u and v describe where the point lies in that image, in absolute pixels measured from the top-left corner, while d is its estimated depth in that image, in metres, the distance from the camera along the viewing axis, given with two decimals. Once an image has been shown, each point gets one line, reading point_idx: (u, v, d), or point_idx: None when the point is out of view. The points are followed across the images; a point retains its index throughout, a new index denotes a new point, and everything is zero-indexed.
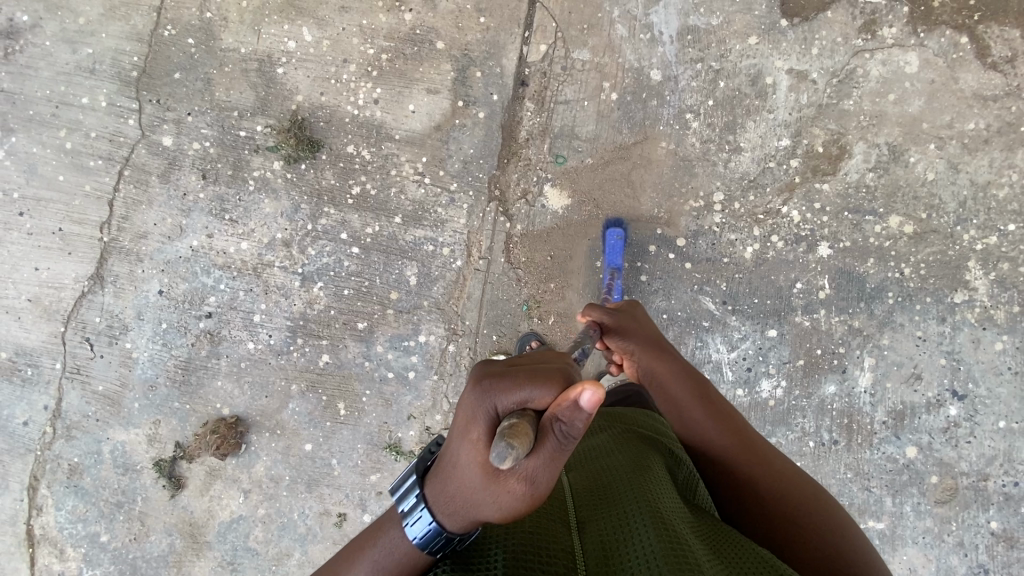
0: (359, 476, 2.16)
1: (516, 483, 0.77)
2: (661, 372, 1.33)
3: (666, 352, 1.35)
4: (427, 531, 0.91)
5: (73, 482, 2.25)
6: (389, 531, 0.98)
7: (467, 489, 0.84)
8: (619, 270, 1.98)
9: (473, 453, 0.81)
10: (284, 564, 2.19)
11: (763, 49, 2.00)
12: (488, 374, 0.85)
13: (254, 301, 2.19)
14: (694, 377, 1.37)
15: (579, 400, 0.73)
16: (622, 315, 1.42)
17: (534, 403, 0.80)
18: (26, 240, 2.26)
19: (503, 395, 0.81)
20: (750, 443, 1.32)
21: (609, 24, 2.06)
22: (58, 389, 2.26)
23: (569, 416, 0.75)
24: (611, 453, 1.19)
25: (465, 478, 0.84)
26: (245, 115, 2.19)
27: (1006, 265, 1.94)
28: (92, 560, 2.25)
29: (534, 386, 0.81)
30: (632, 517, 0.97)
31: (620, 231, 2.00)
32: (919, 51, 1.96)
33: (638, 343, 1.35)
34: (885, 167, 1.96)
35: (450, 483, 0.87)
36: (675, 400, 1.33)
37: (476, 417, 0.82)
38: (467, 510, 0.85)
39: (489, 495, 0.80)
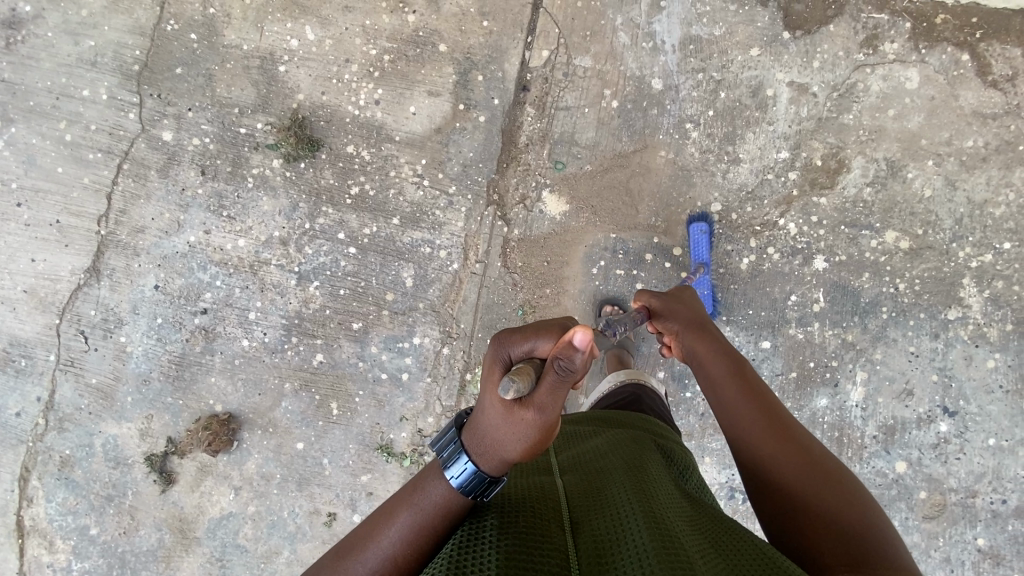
0: (350, 476, 2.17)
1: (529, 414, 0.93)
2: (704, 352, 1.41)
3: (710, 334, 1.44)
4: (464, 475, 1.03)
5: (65, 474, 2.25)
6: (427, 482, 1.07)
7: (491, 428, 0.99)
8: (706, 263, 1.95)
9: (494, 394, 0.98)
10: (273, 562, 2.19)
11: (765, 60, 2.01)
12: (504, 334, 1.05)
13: (250, 299, 2.19)
14: (740, 364, 1.39)
15: (570, 340, 0.87)
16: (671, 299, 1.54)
17: (539, 350, 0.99)
18: (23, 231, 2.26)
19: (515, 346, 1.01)
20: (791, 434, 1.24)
21: (612, 32, 2.06)
22: (51, 380, 2.25)
23: (567, 353, 0.88)
24: (605, 456, 1.21)
25: (489, 419, 0.99)
26: (246, 112, 2.19)
27: (1001, 283, 1.94)
28: (81, 553, 2.25)
29: (539, 338, 0.99)
30: (626, 516, 0.96)
31: (706, 226, 1.97)
32: (920, 68, 1.96)
33: (684, 323, 1.46)
34: (882, 182, 1.97)
35: (478, 428, 1.02)
36: (715, 380, 1.37)
37: (496, 364, 1.01)
38: (492, 448, 1.00)
39: (508, 428, 0.96)
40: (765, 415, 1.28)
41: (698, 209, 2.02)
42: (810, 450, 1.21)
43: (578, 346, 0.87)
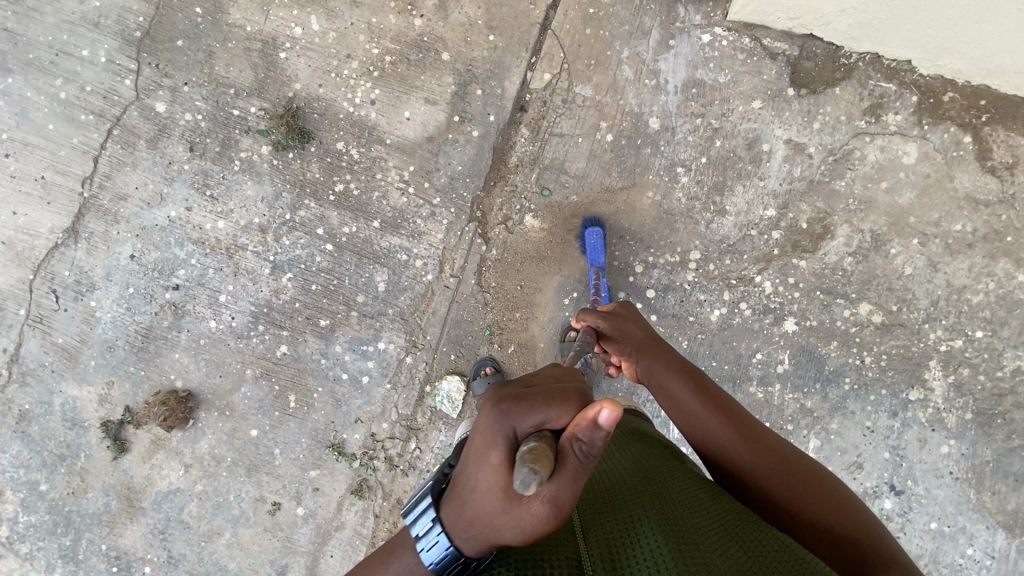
0: (299, 469, 2.18)
1: (540, 505, 0.74)
2: (667, 377, 1.24)
3: (665, 353, 1.27)
4: (443, 555, 0.87)
5: (21, 428, 2.26)
6: (404, 556, 0.95)
7: (485, 514, 0.80)
8: (602, 269, 1.94)
9: (492, 475, 0.78)
10: (213, 542, 2.22)
11: (766, 115, 1.98)
12: (503, 397, 0.82)
13: (222, 281, 2.19)
14: (701, 379, 1.25)
15: (596, 420, 0.71)
16: (617, 317, 1.34)
17: (551, 424, 0.79)
18: (8, 182, 2.25)
19: (522, 417, 0.79)
20: (779, 451, 1.19)
21: (617, 64, 2.03)
22: (18, 334, 2.25)
23: (588, 435, 0.72)
24: (611, 456, 1.21)
25: (484, 504, 0.80)
26: (241, 94, 2.17)
27: (966, 371, 1.93)
28: (28, 507, 2.26)
29: (550, 407, 0.79)
30: (641, 515, 1.00)
31: (599, 230, 1.96)
32: (919, 143, 1.94)
33: (635, 346, 1.27)
34: (864, 254, 1.95)
35: (469, 508, 0.83)
36: (686, 410, 1.22)
37: (493, 440, 0.79)
38: (486, 534, 0.81)
39: (511, 520, 0.77)
40: (747, 440, 1.18)
41: (673, 219, 2.01)
42: (800, 463, 1.18)
43: (605, 429, 0.71)
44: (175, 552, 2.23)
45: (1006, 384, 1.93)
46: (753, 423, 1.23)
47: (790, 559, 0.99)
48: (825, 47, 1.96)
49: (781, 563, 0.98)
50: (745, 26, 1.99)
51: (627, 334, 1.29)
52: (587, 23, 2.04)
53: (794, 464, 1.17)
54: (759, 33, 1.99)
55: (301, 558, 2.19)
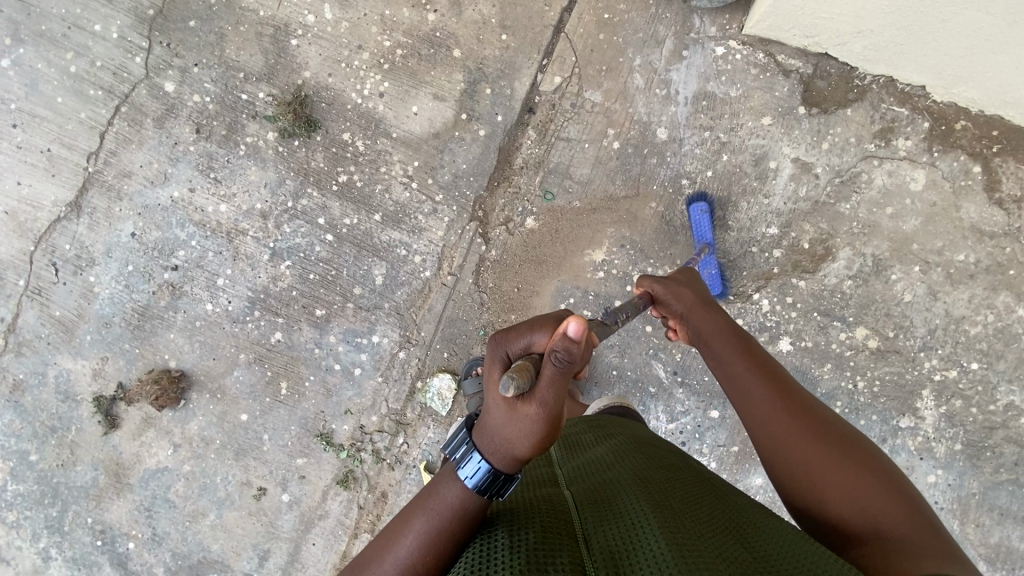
0: (287, 456, 2.20)
1: (531, 409, 0.87)
2: (717, 339, 1.36)
3: (717, 314, 1.40)
4: (475, 474, 0.99)
5: (14, 397, 2.28)
6: (442, 486, 1.05)
7: (497, 427, 0.95)
8: (711, 245, 1.93)
9: (495, 392, 0.94)
10: (197, 523, 2.23)
11: (775, 132, 1.97)
12: (502, 331, 1.00)
13: (221, 265, 2.20)
14: (753, 348, 1.33)
15: (564, 332, 0.80)
16: (674, 282, 1.50)
17: (537, 345, 0.94)
18: (14, 152, 2.25)
19: (513, 343, 0.96)
20: (826, 422, 1.19)
21: (628, 71, 2.02)
22: (16, 304, 2.26)
23: (563, 348, 0.82)
24: (611, 468, 1.22)
25: (494, 419, 0.95)
26: (250, 79, 2.16)
27: (959, 402, 1.93)
28: (17, 476, 2.28)
29: (535, 332, 0.95)
30: (641, 523, 0.98)
31: (706, 206, 1.94)
32: (927, 170, 1.92)
33: (687, 306, 1.43)
34: (864, 278, 1.94)
35: (485, 426, 0.98)
36: (733, 370, 1.30)
37: (494, 363, 0.96)
38: (500, 446, 0.96)
39: (515, 426, 0.92)
40: (787, 405, 1.21)
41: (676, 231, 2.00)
42: (846, 436, 1.17)
43: (572, 339, 0.80)
44: (159, 530, 2.24)
45: (998, 418, 1.92)
46: (803, 396, 1.24)
47: (796, 558, 0.95)
48: (840, 67, 1.95)
49: (785, 562, 0.95)
50: (760, 41, 1.97)
51: (681, 299, 1.45)
52: (601, 28, 2.03)
53: (838, 436, 1.16)
54: (774, 48, 1.97)
55: (283, 544, 2.21)
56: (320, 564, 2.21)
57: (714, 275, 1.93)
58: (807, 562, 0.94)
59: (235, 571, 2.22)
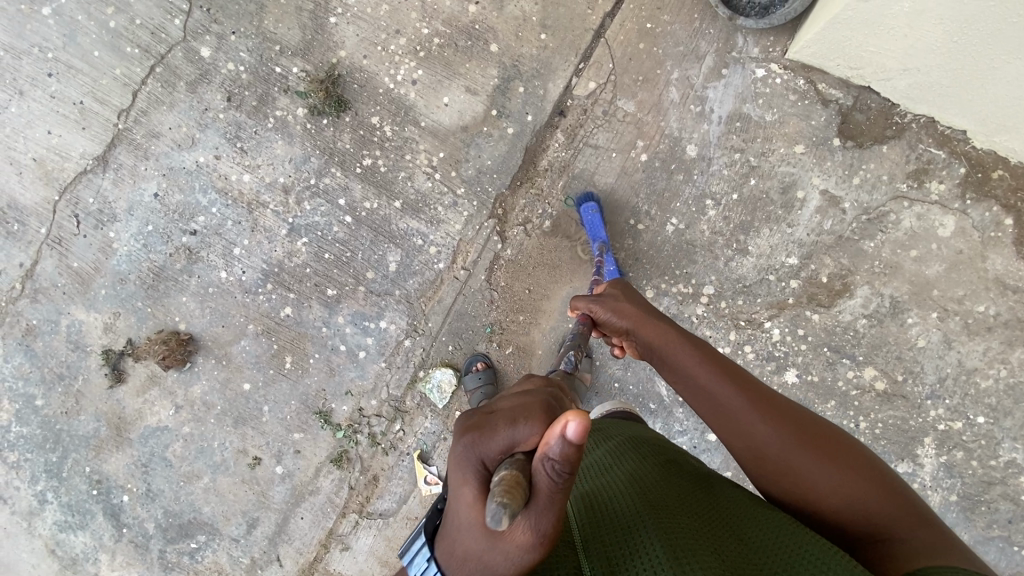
0: (284, 430, 2.22)
1: (522, 534, 0.73)
2: (678, 356, 1.23)
3: (666, 325, 1.28)
4: None
5: (26, 342, 2.32)
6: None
7: (471, 551, 0.79)
8: (606, 243, 1.94)
9: (471, 513, 0.76)
10: (191, 484, 2.28)
11: (806, 161, 1.94)
12: (469, 427, 0.80)
13: (239, 235, 2.22)
14: (717, 357, 1.23)
15: (562, 435, 0.68)
16: (611, 298, 1.38)
17: (522, 447, 0.75)
18: (47, 101, 2.27)
19: (489, 445, 0.77)
20: (808, 422, 1.16)
21: (665, 84, 1.99)
22: (36, 252, 2.30)
23: (555, 456, 0.69)
24: (606, 470, 1.20)
25: (467, 542, 0.79)
26: (286, 52, 2.17)
27: (960, 453, 1.91)
28: (22, 418, 2.33)
29: (517, 430, 0.76)
30: (636, 528, 1.00)
31: (596, 205, 1.95)
32: (958, 217, 1.89)
33: (633, 321, 1.31)
34: (879, 318, 1.92)
35: (456, 546, 0.81)
36: (703, 389, 1.19)
37: (467, 476, 0.77)
38: (476, 571, 0.79)
39: (498, 551, 0.75)
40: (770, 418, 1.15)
41: (695, 250, 1.98)
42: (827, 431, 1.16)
43: (571, 442, 0.68)
44: (154, 487, 2.29)
45: (998, 474, 1.90)
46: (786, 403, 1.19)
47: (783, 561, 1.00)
48: (881, 102, 1.91)
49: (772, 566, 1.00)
50: (802, 67, 1.94)
51: (622, 314, 1.33)
52: (642, 37, 2.00)
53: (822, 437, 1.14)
54: (815, 76, 1.94)
55: (272, 515, 2.25)
56: (307, 538, 2.25)
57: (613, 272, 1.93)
58: (797, 556, 1.01)
59: (223, 535, 2.27)
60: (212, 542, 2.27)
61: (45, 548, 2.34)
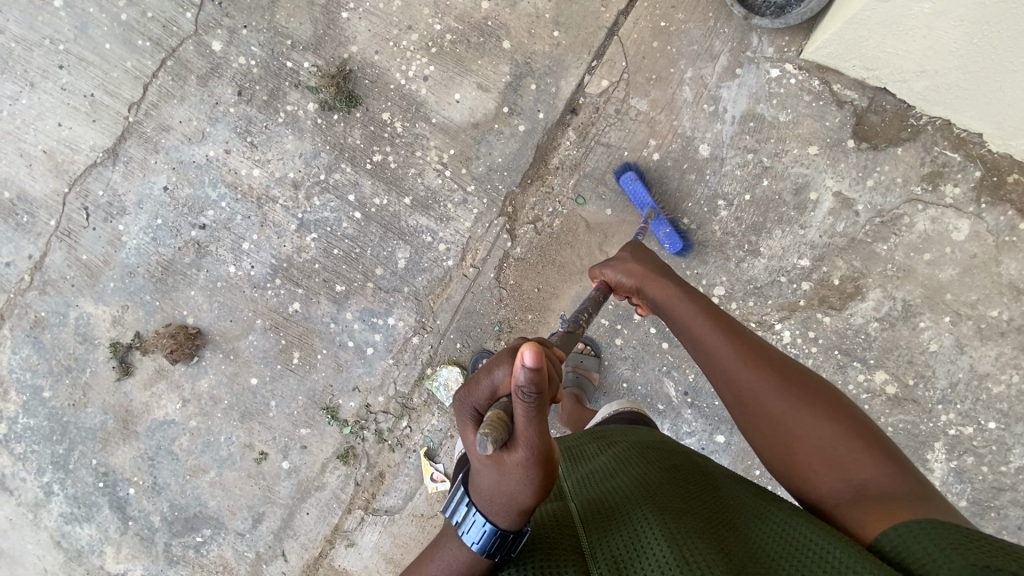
0: (291, 425, 2.22)
1: (518, 457, 0.79)
2: (679, 311, 1.27)
3: (669, 280, 1.33)
4: (483, 534, 0.88)
5: (35, 333, 2.32)
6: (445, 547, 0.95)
7: (492, 486, 0.84)
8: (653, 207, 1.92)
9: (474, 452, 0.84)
10: (197, 478, 2.28)
11: (820, 162, 1.93)
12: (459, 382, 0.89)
13: (248, 229, 2.21)
14: (716, 312, 1.26)
15: (520, 364, 0.73)
16: (621, 260, 1.43)
17: (502, 385, 0.83)
18: (57, 93, 2.27)
19: (474, 393, 0.85)
20: (808, 383, 1.14)
21: (678, 83, 1.98)
22: (45, 244, 2.30)
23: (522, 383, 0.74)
24: (612, 477, 1.20)
25: (484, 480, 0.85)
26: (297, 47, 2.16)
27: (970, 458, 1.90)
28: (29, 410, 2.34)
29: (494, 372, 0.83)
30: (643, 531, 0.98)
31: (635, 174, 1.94)
32: (972, 221, 1.88)
33: (639, 278, 1.37)
34: (891, 322, 1.91)
35: (479, 488, 0.87)
36: (698, 341, 1.23)
37: (466, 422, 0.85)
38: (503, 503, 0.84)
39: (507, 479, 0.81)
40: (763, 371, 1.15)
41: (707, 250, 1.97)
42: (823, 394, 1.13)
43: (530, 367, 0.73)
44: (160, 480, 2.29)
45: (1008, 480, 1.89)
46: (777, 359, 1.18)
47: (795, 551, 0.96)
48: (896, 103, 1.90)
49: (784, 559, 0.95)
50: (817, 67, 1.92)
51: (630, 274, 1.38)
52: (655, 36, 1.99)
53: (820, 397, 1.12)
54: (830, 77, 1.92)
55: (278, 510, 2.25)
56: (312, 533, 2.25)
57: (669, 235, 1.91)
58: (807, 544, 0.96)
59: (229, 529, 2.27)
60: (217, 536, 2.28)
61: (51, 539, 2.34)
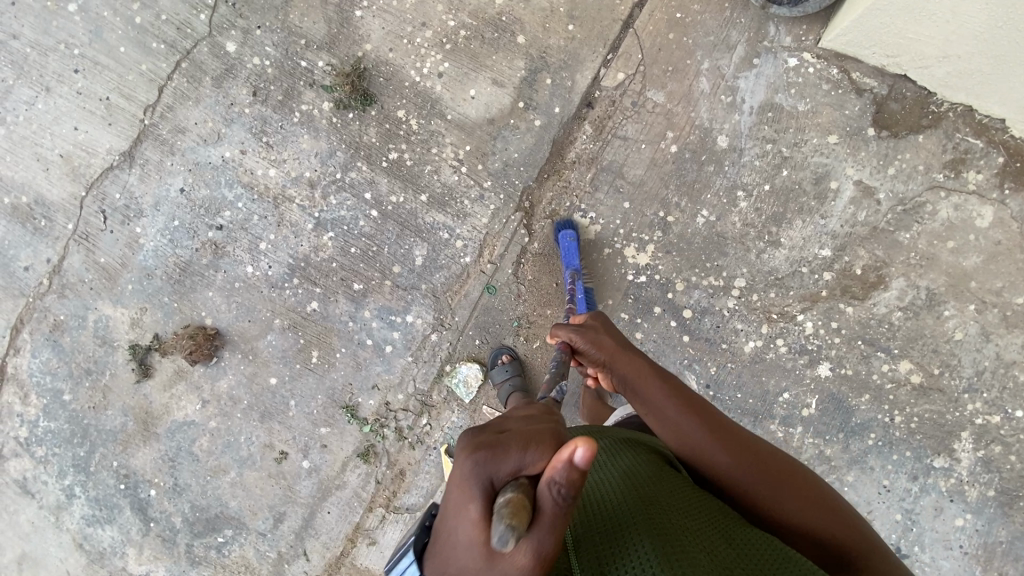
0: (311, 424, 2.22)
1: (522, 557, 0.71)
2: (655, 393, 1.20)
3: (638, 354, 1.26)
4: None
5: (54, 337, 2.34)
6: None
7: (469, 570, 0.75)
8: (578, 271, 1.93)
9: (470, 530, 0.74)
10: (218, 479, 2.28)
11: (839, 151, 1.92)
12: (476, 442, 0.79)
13: (264, 229, 2.22)
14: (686, 392, 1.22)
15: (571, 459, 0.70)
16: (588, 329, 1.33)
17: (528, 470, 0.75)
18: (73, 97, 2.28)
19: (496, 464, 0.76)
20: (778, 464, 1.16)
21: (695, 74, 1.97)
22: (63, 247, 2.31)
23: (565, 478, 0.71)
24: (602, 467, 1.15)
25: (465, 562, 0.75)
26: (311, 46, 2.16)
27: (998, 448, 1.88)
28: (50, 413, 2.35)
29: (528, 452, 0.76)
30: (627, 531, 0.96)
31: (574, 233, 1.97)
32: (996, 208, 1.86)
33: (607, 354, 1.27)
34: (915, 311, 1.89)
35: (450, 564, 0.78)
36: (674, 424, 1.19)
37: (469, 491, 0.75)
38: None
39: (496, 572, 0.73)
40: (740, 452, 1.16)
41: (725, 242, 1.96)
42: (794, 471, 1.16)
43: (580, 467, 0.70)
44: (181, 481, 2.30)
45: None
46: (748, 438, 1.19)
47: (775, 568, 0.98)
48: (917, 90, 1.88)
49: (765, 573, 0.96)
50: (835, 55, 1.91)
51: (599, 347, 1.28)
52: (671, 27, 1.98)
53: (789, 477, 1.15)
54: (849, 65, 1.91)
55: (299, 510, 2.25)
56: (334, 532, 2.25)
57: (580, 300, 1.88)
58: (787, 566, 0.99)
59: (250, 530, 2.27)
60: (239, 536, 2.28)
61: (73, 542, 2.35)
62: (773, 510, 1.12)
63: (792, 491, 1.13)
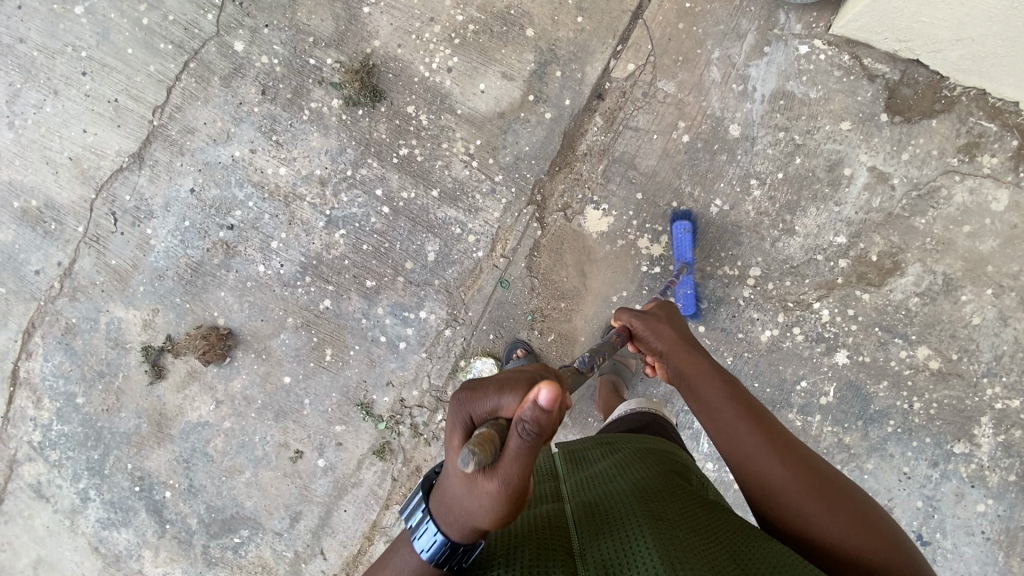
0: (326, 422, 2.22)
1: (491, 488, 0.73)
2: (704, 379, 1.27)
3: (697, 349, 1.34)
4: (433, 543, 0.86)
5: (66, 340, 2.33)
6: (400, 551, 0.93)
7: (457, 497, 0.80)
8: (689, 265, 1.89)
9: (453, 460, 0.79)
10: (233, 479, 2.28)
11: (853, 138, 1.91)
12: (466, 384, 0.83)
13: (276, 228, 2.21)
14: (736, 386, 1.27)
15: (534, 401, 0.69)
16: (653, 318, 1.43)
17: (503, 411, 0.76)
18: (81, 100, 2.28)
19: (476, 404, 0.79)
20: (816, 470, 1.14)
21: (705, 64, 1.97)
22: (74, 250, 2.31)
23: (529, 417, 0.69)
24: (611, 479, 1.17)
25: (454, 488, 0.80)
26: (319, 44, 2.16)
27: (1018, 432, 1.87)
28: (63, 416, 2.34)
29: (503, 393, 0.76)
30: (634, 539, 0.95)
31: (690, 225, 1.92)
32: (1012, 191, 1.85)
33: (667, 342, 1.36)
34: (932, 296, 1.89)
35: (444, 494, 0.83)
36: (714, 410, 1.24)
37: (455, 426, 0.80)
38: (460, 518, 0.81)
39: (474, 500, 0.76)
40: (788, 459, 1.14)
41: (740, 231, 1.95)
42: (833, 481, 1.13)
43: (543, 407, 0.69)
44: (196, 482, 2.29)
45: None
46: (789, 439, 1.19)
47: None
48: (929, 75, 1.88)
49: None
50: (846, 42, 1.90)
51: (659, 335, 1.37)
52: (681, 17, 1.98)
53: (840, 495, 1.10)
54: (861, 51, 1.90)
55: (315, 508, 2.24)
56: (350, 531, 2.24)
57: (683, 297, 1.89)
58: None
59: (266, 529, 2.27)
60: (255, 536, 2.27)
61: (89, 545, 2.35)
62: (801, 511, 1.09)
63: (827, 500, 1.09)
